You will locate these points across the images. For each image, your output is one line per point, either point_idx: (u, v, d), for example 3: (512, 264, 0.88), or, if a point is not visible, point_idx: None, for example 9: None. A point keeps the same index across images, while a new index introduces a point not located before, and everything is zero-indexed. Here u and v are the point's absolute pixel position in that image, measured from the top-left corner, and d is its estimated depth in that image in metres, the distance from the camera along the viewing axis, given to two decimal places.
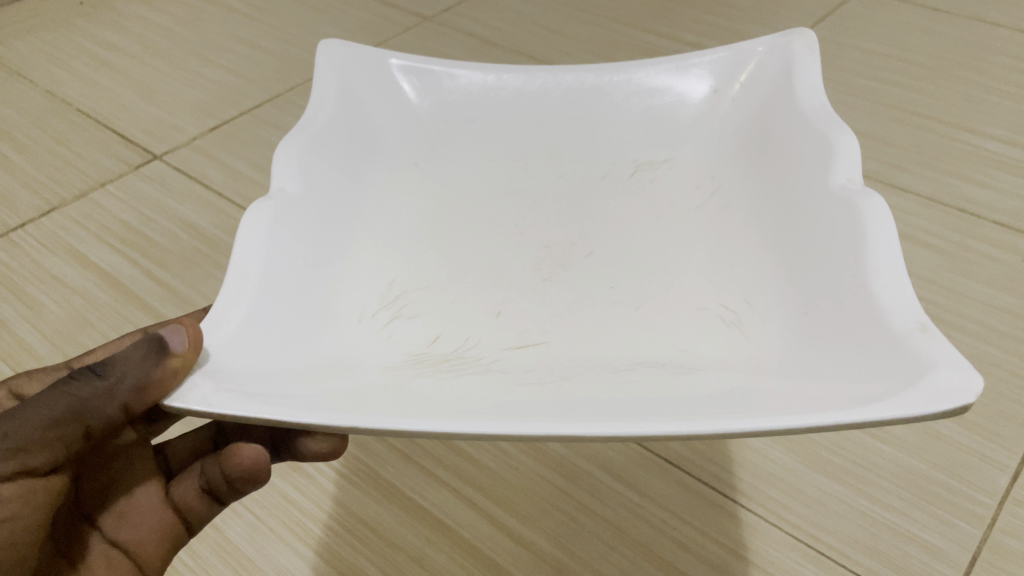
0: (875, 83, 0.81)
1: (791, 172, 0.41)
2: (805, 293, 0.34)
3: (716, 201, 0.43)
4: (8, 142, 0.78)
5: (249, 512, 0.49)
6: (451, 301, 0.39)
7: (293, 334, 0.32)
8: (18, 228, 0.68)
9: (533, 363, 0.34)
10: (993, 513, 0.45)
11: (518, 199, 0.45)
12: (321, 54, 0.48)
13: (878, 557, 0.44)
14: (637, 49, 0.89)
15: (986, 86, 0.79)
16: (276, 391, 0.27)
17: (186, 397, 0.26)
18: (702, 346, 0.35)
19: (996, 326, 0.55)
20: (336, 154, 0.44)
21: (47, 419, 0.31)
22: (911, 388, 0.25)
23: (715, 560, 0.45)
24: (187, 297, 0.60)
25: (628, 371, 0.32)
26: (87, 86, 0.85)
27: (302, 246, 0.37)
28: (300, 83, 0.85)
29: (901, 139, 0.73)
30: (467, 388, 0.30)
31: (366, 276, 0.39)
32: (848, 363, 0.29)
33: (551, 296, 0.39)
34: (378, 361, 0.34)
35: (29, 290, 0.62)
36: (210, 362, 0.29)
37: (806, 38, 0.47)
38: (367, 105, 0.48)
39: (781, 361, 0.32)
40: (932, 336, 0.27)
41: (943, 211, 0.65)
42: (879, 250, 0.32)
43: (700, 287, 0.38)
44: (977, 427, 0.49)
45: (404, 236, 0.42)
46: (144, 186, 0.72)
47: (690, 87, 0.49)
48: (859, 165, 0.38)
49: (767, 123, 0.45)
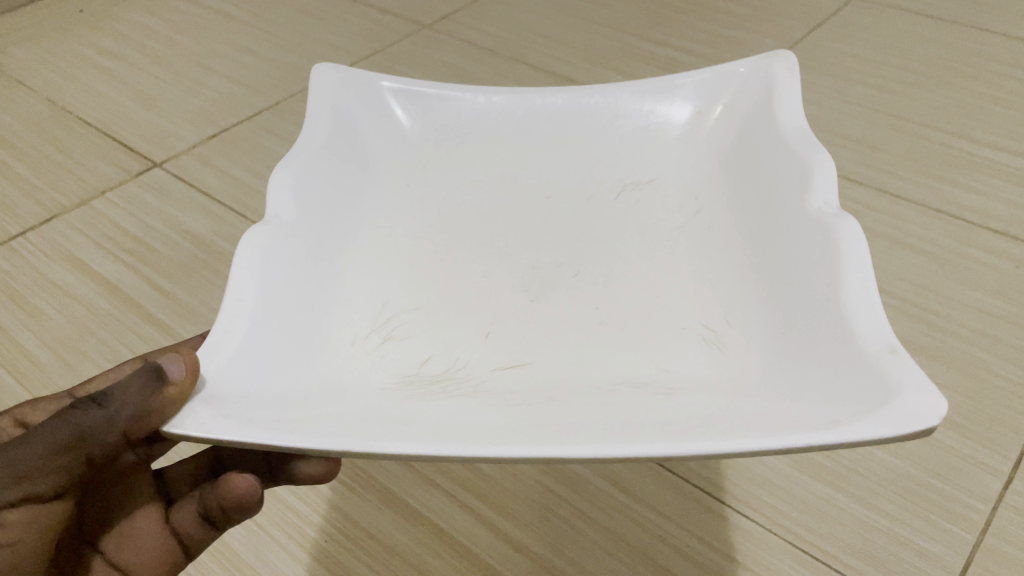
0: (870, 90, 0.81)
1: (771, 189, 0.41)
2: (784, 313, 0.35)
3: (702, 220, 0.43)
4: (9, 150, 0.78)
5: (251, 520, 0.49)
6: (441, 321, 0.39)
7: (286, 359, 0.33)
8: (18, 237, 0.68)
9: (522, 385, 0.35)
10: (988, 518, 0.45)
11: (507, 219, 0.45)
12: (313, 76, 0.49)
13: (873, 562, 0.44)
14: (634, 56, 0.89)
15: (982, 94, 0.79)
16: (266, 415, 0.28)
17: (188, 425, 0.26)
18: (686, 367, 0.35)
19: (991, 332, 0.56)
20: (329, 176, 0.44)
21: (51, 446, 0.31)
22: (880, 409, 0.26)
23: (710, 565, 0.45)
24: (187, 305, 0.61)
25: (613, 392, 0.33)
26: (88, 94, 0.86)
27: (295, 270, 0.37)
28: (300, 90, 0.85)
29: (897, 146, 0.73)
30: (455, 411, 0.31)
31: (359, 298, 0.40)
32: (822, 382, 0.30)
33: (539, 316, 0.39)
34: (368, 385, 0.35)
35: (31, 298, 0.62)
36: (207, 387, 0.29)
37: (785, 60, 0.47)
38: (360, 127, 0.49)
39: (761, 382, 0.32)
40: (901, 359, 0.28)
41: (938, 218, 0.65)
42: (855, 269, 0.32)
43: (685, 307, 0.39)
44: (972, 434, 0.50)
45: (395, 257, 0.43)
46: (144, 193, 0.72)
47: (676, 109, 0.50)
48: (835, 191, 0.38)
49: (749, 142, 0.45)
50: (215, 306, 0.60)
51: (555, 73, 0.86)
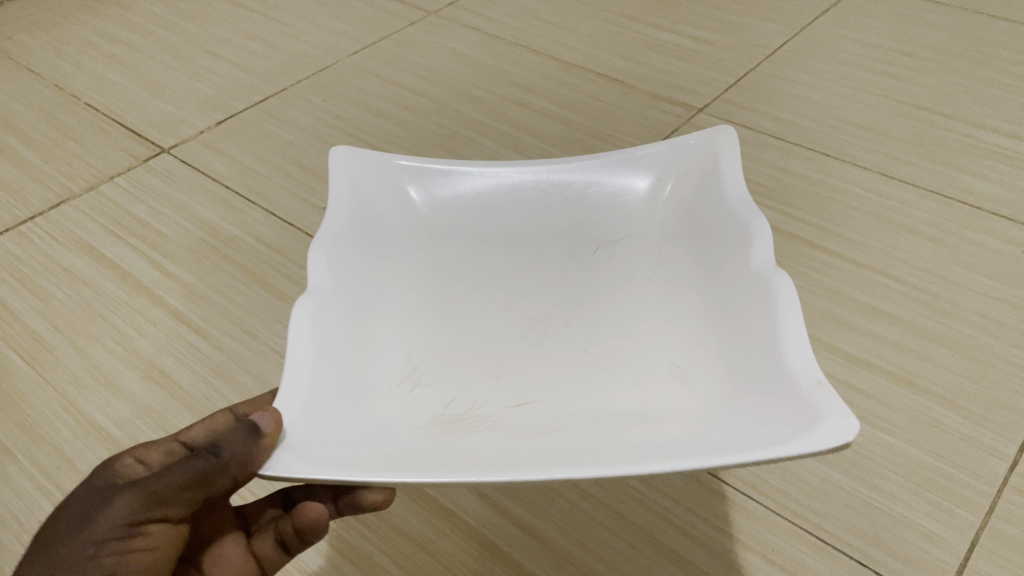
0: (877, 75, 0.81)
1: (724, 250, 0.43)
2: (736, 357, 0.38)
3: (668, 272, 0.45)
4: (17, 136, 0.78)
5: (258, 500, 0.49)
6: (459, 365, 0.41)
7: (333, 419, 0.34)
8: (27, 221, 0.68)
9: (532, 421, 0.37)
10: (992, 501, 0.46)
11: (504, 276, 0.47)
12: (331, 158, 0.48)
13: (876, 543, 0.44)
14: (640, 42, 0.89)
15: (988, 79, 0.79)
16: (343, 456, 0.31)
17: (271, 465, 0.30)
18: (659, 399, 0.38)
19: (996, 316, 0.56)
20: (353, 249, 0.44)
21: (179, 481, 0.32)
22: (810, 430, 0.29)
23: (718, 547, 0.45)
24: (195, 289, 0.61)
25: (602, 425, 0.35)
26: (96, 81, 0.86)
27: (336, 337, 0.38)
28: (306, 78, 0.85)
29: (902, 132, 0.73)
30: (483, 444, 0.33)
31: (387, 349, 0.41)
32: (765, 412, 0.33)
33: (539, 359, 0.42)
34: (405, 423, 0.37)
35: (40, 281, 0.62)
36: (288, 439, 0.32)
37: (727, 133, 0.49)
38: (373, 198, 0.49)
39: (716, 412, 0.35)
40: (825, 390, 0.31)
41: (944, 203, 0.65)
42: (792, 327, 0.35)
43: (658, 348, 0.41)
44: (975, 417, 0.50)
45: (408, 309, 0.44)
46: (151, 179, 0.72)
47: (638, 175, 0.50)
48: (773, 249, 0.41)
49: (699, 204, 0.47)
50: (223, 291, 0.61)
51: (561, 60, 0.86)
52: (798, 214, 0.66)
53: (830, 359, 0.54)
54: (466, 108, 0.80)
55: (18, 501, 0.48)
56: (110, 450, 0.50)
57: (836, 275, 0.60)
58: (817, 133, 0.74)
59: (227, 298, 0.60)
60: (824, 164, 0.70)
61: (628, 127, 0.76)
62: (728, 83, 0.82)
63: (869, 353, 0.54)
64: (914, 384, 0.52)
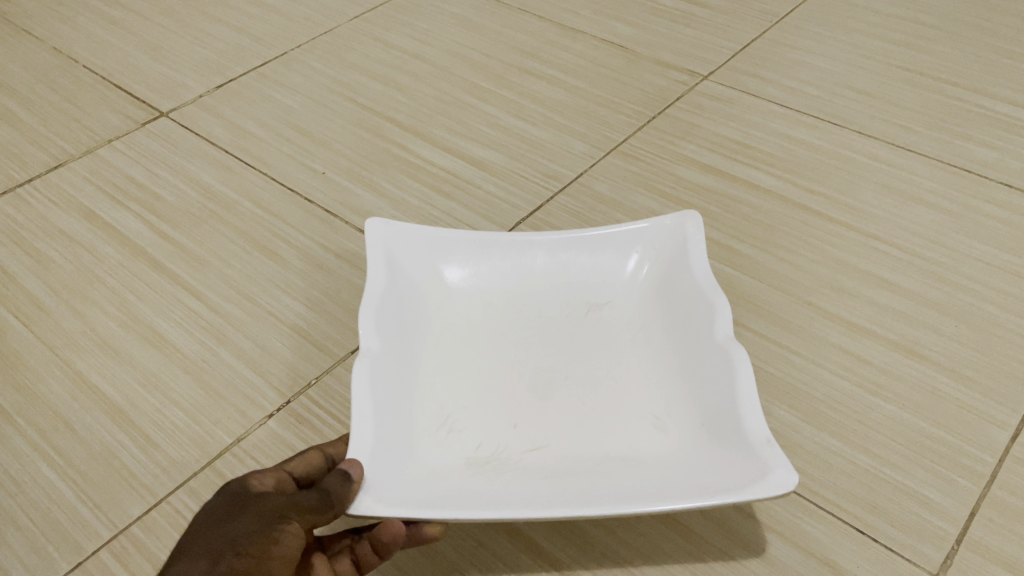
0: (884, 43, 0.80)
1: (691, 317, 0.46)
2: (706, 411, 0.42)
3: (647, 331, 0.48)
4: (14, 98, 0.78)
5: (253, 460, 0.48)
6: (484, 414, 0.44)
7: (388, 471, 0.37)
8: (25, 184, 0.68)
9: (548, 471, 0.40)
10: (993, 471, 0.46)
11: (511, 334, 0.49)
12: (368, 230, 0.48)
13: (876, 511, 0.44)
14: (645, 8, 0.88)
15: (996, 48, 0.78)
16: (411, 497, 0.35)
17: (356, 505, 0.34)
18: (644, 450, 0.42)
19: (1000, 286, 0.56)
20: (394, 315, 0.45)
21: (304, 502, 0.35)
22: (761, 489, 0.35)
23: (717, 514, 0.45)
24: (194, 254, 0.61)
25: (604, 473, 0.39)
26: (94, 43, 0.85)
27: (386, 400, 0.40)
28: (307, 42, 0.85)
29: (909, 100, 0.72)
30: (510, 495, 0.37)
31: (419, 406, 0.43)
32: (732, 468, 0.37)
33: (549, 411, 0.44)
34: (441, 474, 0.40)
35: (38, 245, 0.62)
36: (367, 479, 0.35)
37: (695, 217, 0.50)
38: (404, 264, 0.49)
39: (692, 464, 0.39)
40: (777, 453, 0.36)
41: (951, 173, 0.65)
42: (749, 396, 0.39)
43: (641, 401, 0.44)
44: (977, 386, 0.50)
45: (433, 367, 0.46)
46: (150, 143, 0.72)
47: (620, 242, 0.51)
48: (731, 323, 0.44)
49: (669, 270, 0.49)
50: (223, 256, 0.61)
51: (566, 26, 0.85)
52: (803, 182, 0.65)
53: (831, 328, 0.53)
54: (469, 74, 0.79)
55: (16, 462, 0.48)
56: (108, 413, 0.50)
57: (839, 243, 0.59)
58: (823, 101, 0.73)
59: (226, 263, 0.60)
60: (831, 132, 0.70)
61: (632, 94, 0.76)
62: (734, 50, 0.81)
63: (870, 322, 0.54)
64: (917, 353, 0.52)
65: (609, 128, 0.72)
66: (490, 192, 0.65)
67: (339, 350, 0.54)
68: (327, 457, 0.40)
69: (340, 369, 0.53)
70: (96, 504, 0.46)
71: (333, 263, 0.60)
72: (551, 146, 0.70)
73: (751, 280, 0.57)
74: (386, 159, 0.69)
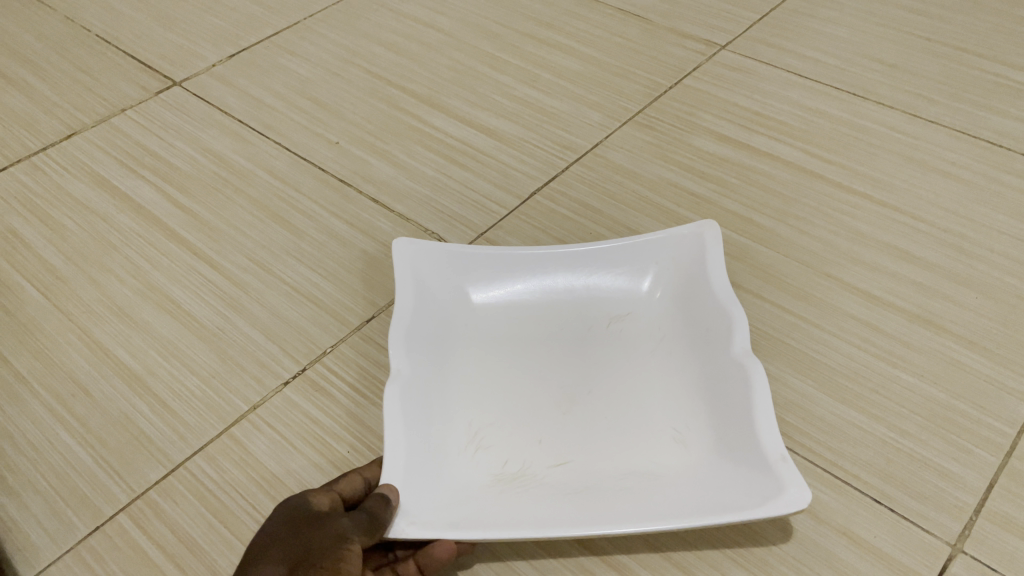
0: (904, 13, 0.79)
1: (711, 331, 0.46)
2: (727, 427, 0.42)
3: (668, 343, 0.48)
4: (28, 67, 0.78)
5: (268, 427, 0.48)
6: (510, 426, 0.44)
7: (419, 498, 0.38)
8: (39, 152, 0.68)
9: (572, 486, 0.41)
10: (1012, 442, 0.45)
11: (535, 345, 0.48)
12: (395, 251, 0.49)
13: (894, 481, 0.44)
14: None
15: (1018, 18, 0.77)
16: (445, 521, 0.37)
17: (394, 529, 0.36)
18: (664, 462, 0.42)
19: (1021, 257, 0.55)
20: (422, 338, 0.46)
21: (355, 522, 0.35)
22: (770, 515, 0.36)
23: None
24: (208, 223, 0.61)
25: (626, 490, 0.40)
26: (107, 12, 0.85)
27: (416, 426, 0.41)
28: (320, 12, 0.84)
29: (930, 70, 0.71)
30: (534, 518, 0.38)
31: (447, 424, 0.44)
32: (748, 491, 0.38)
33: (573, 422, 0.44)
34: (471, 492, 0.41)
35: (53, 213, 0.62)
36: (402, 504, 0.37)
37: (714, 228, 0.50)
38: (431, 283, 0.49)
39: (711, 482, 0.40)
40: (793, 476, 0.37)
41: (973, 144, 0.64)
42: (766, 418, 0.40)
43: (661, 412, 0.44)
44: (997, 357, 0.49)
45: (459, 381, 0.46)
46: (163, 112, 0.72)
47: (642, 253, 0.51)
48: (749, 340, 0.44)
49: (690, 281, 0.49)
50: (237, 225, 0.60)
51: None
52: (820, 153, 0.64)
53: (849, 298, 0.53)
54: (483, 43, 0.78)
55: (34, 427, 0.48)
56: (124, 378, 0.50)
57: (858, 214, 0.59)
58: (842, 71, 0.72)
59: (240, 232, 0.60)
60: (850, 102, 0.69)
61: (648, 64, 0.75)
62: (752, 20, 0.80)
63: (888, 292, 0.53)
64: (936, 325, 0.51)
65: (624, 98, 0.71)
66: (505, 162, 0.65)
67: (355, 319, 0.54)
68: (367, 482, 0.39)
69: (355, 339, 0.53)
70: (113, 469, 0.46)
71: (348, 233, 0.60)
72: (566, 116, 0.69)
73: (768, 250, 0.57)
74: (400, 129, 0.68)
